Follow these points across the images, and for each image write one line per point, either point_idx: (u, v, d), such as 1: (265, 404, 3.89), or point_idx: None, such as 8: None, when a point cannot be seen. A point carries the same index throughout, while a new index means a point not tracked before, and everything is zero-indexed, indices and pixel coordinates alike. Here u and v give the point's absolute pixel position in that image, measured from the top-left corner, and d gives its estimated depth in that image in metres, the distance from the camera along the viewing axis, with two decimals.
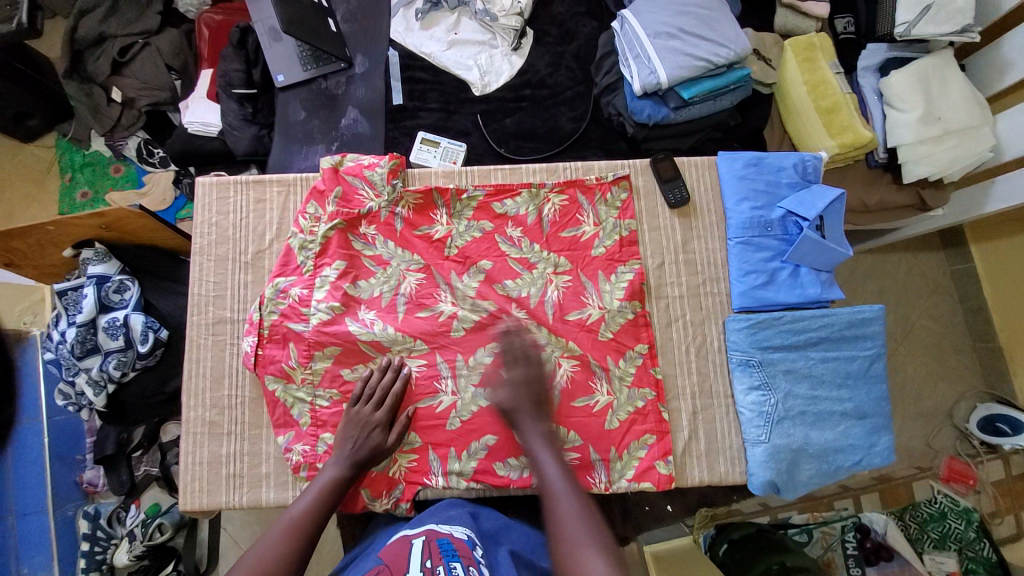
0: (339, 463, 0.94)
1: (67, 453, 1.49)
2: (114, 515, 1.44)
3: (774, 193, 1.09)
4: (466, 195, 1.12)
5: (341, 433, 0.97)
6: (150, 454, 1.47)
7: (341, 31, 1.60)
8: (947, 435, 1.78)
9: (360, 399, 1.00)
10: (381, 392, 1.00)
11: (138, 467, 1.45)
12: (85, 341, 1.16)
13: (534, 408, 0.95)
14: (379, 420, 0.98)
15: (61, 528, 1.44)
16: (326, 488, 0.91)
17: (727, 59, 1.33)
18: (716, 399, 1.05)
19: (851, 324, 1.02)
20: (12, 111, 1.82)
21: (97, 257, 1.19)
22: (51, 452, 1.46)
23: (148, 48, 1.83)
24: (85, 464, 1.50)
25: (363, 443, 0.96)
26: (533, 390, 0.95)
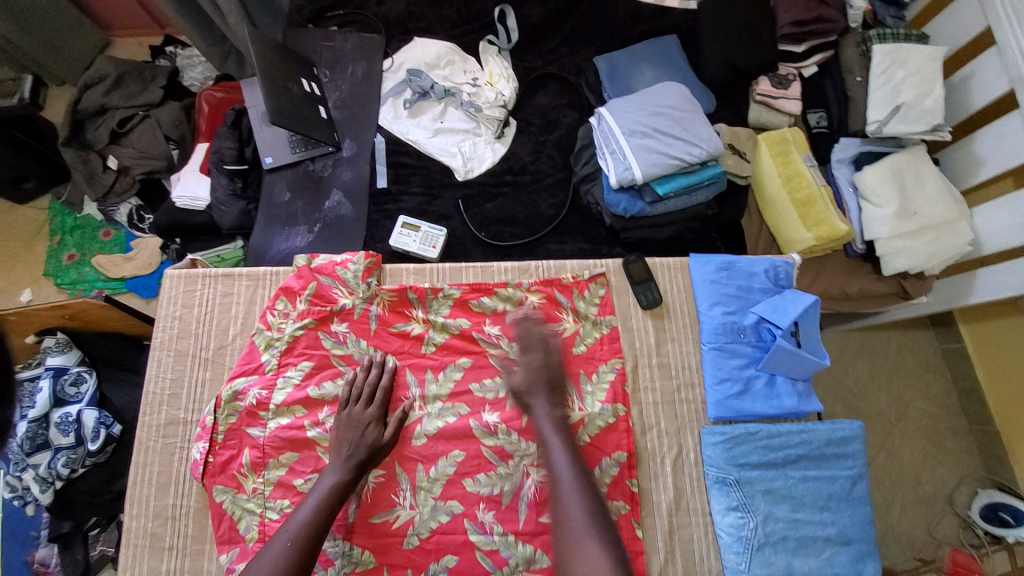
0: (340, 469, 0.93)
1: (20, 530, 1.37)
2: None
3: (748, 298, 1.08)
4: (442, 293, 1.09)
5: (336, 438, 0.97)
6: (109, 532, 1.32)
7: (331, 117, 1.66)
8: (951, 528, 1.68)
9: (349, 401, 1.00)
10: (367, 390, 1.00)
11: (94, 547, 1.29)
12: (36, 437, 1.09)
13: (548, 391, 0.99)
14: (371, 416, 0.97)
15: None
16: (327, 496, 0.91)
17: (699, 158, 1.37)
18: (694, 517, 0.99)
19: (830, 442, 0.99)
20: (8, 174, 1.85)
21: (58, 347, 1.16)
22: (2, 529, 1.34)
23: (147, 120, 1.89)
24: (39, 540, 1.36)
25: (360, 443, 0.95)
26: (548, 375, 1.00)
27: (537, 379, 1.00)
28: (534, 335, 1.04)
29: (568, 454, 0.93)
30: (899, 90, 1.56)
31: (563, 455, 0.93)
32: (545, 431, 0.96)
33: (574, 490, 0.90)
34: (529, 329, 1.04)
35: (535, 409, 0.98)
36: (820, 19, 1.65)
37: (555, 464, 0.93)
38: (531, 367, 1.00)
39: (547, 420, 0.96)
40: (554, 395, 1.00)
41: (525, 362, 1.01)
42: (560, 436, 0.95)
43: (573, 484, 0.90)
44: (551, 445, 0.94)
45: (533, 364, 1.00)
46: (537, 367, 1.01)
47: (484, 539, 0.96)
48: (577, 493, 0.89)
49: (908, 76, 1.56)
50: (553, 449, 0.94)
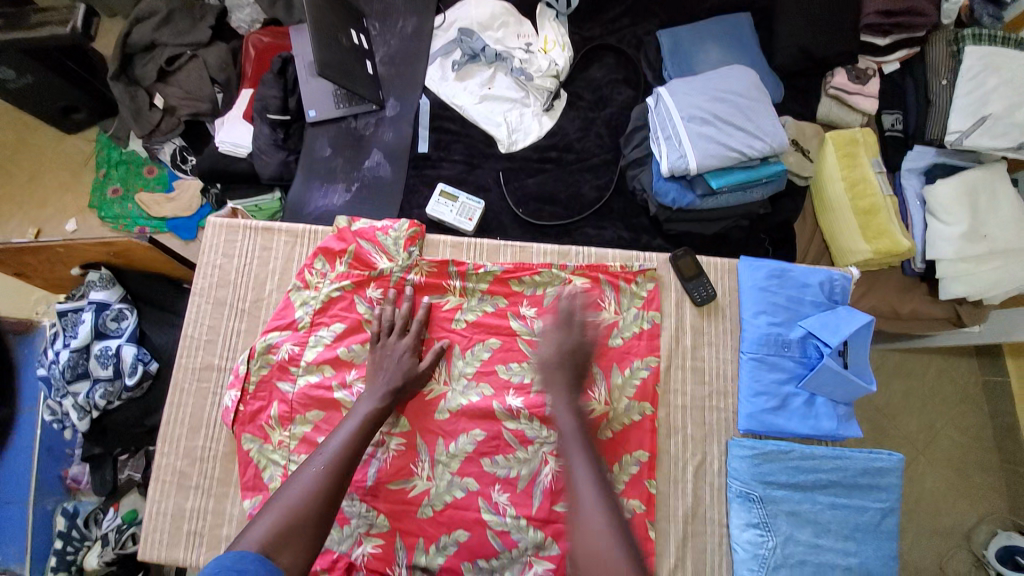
0: (375, 397, 0.94)
1: (57, 447, 1.49)
2: (92, 516, 1.44)
3: (798, 309, 1.02)
4: (482, 269, 1.07)
5: (370, 370, 0.99)
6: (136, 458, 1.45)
7: (377, 73, 1.61)
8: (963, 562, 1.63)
9: (383, 333, 1.02)
10: (400, 321, 1.03)
11: (121, 470, 1.43)
12: (77, 366, 1.14)
13: (572, 379, 0.95)
14: (406, 345, 1.00)
15: (37, 521, 1.42)
16: (365, 420, 0.90)
17: (762, 152, 1.28)
18: (709, 527, 0.97)
19: (865, 471, 0.94)
20: (59, 105, 1.89)
21: (101, 283, 1.17)
22: (42, 442, 1.47)
23: (195, 60, 1.88)
24: (73, 458, 1.50)
25: (395, 372, 0.97)
26: (574, 362, 0.96)
27: (560, 366, 0.95)
28: (575, 316, 1.00)
29: (584, 451, 0.87)
30: (985, 100, 1.42)
31: (580, 447, 0.88)
32: (564, 424, 0.91)
33: (593, 489, 0.83)
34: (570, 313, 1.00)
35: (554, 395, 0.93)
36: (909, 11, 1.49)
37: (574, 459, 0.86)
38: (562, 345, 0.97)
39: (564, 410, 0.91)
40: (572, 391, 0.94)
41: (554, 342, 0.98)
42: (582, 437, 0.89)
43: (592, 483, 0.83)
44: (568, 437, 0.89)
45: (563, 344, 0.97)
46: (568, 349, 0.97)
47: (497, 519, 0.97)
48: (596, 489, 0.83)
49: (1001, 84, 1.42)
50: (573, 446, 0.88)
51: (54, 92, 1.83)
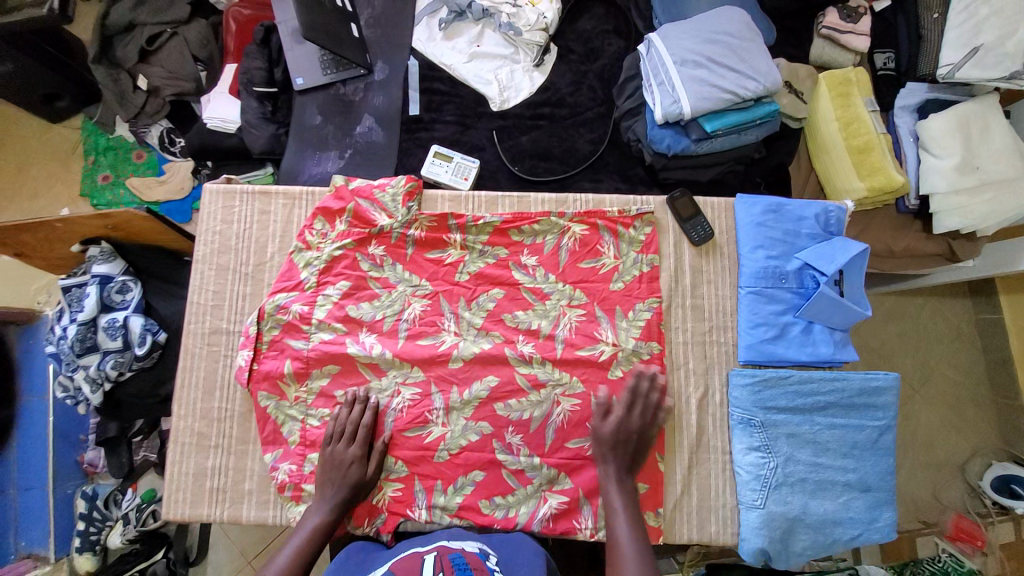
0: (323, 508, 0.94)
1: (71, 433, 1.55)
2: (111, 498, 1.50)
3: (794, 242, 1.04)
4: (482, 221, 1.08)
5: (320, 478, 0.97)
6: (150, 440, 1.54)
7: (363, 36, 1.58)
8: (956, 491, 1.69)
9: (333, 437, 0.99)
10: (350, 427, 0.99)
11: (137, 452, 1.52)
12: (85, 339, 1.15)
13: (629, 457, 0.96)
14: (354, 455, 0.97)
15: (59, 505, 1.50)
16: (310, 537, 0.92)
17: (756, 93, 1.28)
18: (714, 454, 1.01)
19: (863, 392, 0.97)
20: (41, 92, 1.83)
21: (102, 256, 1.18)
22: (56, 430, 1.52)
23: (176, 38, 1.83)
24: (87, 444, 1.57)
25: (343, 483, 0.96)
26: (637, 442, 0.96)
27: (617, 448, 0.96)
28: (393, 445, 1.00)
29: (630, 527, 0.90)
30: (978, 30, 1.39)
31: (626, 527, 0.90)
32: (611, 499, 0.94)
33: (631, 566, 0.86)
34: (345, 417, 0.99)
35: (608, 474, 0.95)
36: None
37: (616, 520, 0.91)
38: (625, 425, 0.97)
39: (615, 487, 0.94)
40: (632, 466, 0.96)
41: (614, 420, 0.97)
42: (626, 507, 0.93)
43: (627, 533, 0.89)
44: (613, 508, 0.92)
45: (626, 425, 0.97)
46: (631, 429, 0.97)
47: (511, 458, 1.01)
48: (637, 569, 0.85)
49: (992, 15, 1.39)
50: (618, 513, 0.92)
51: (34, 80, 1.78)
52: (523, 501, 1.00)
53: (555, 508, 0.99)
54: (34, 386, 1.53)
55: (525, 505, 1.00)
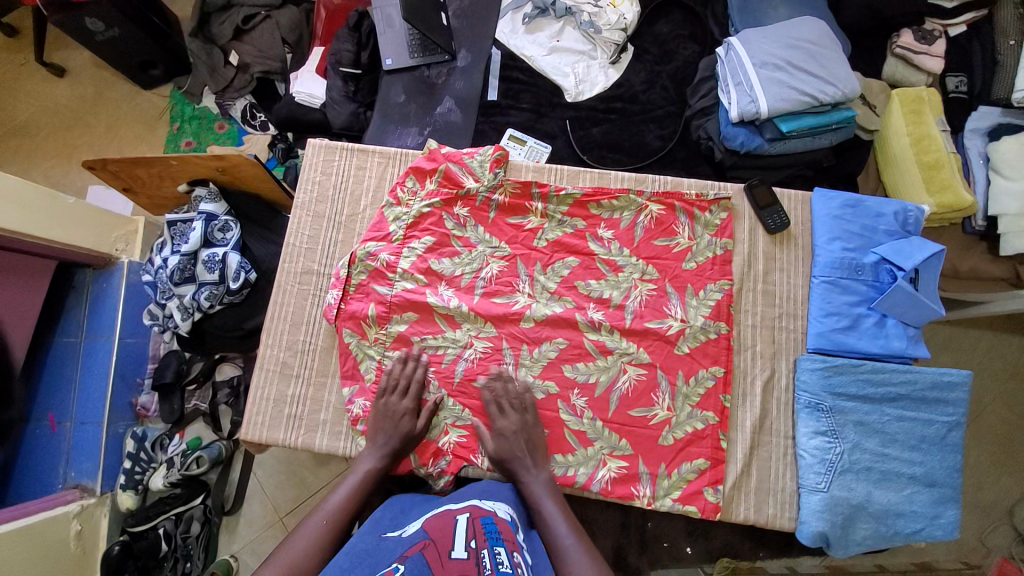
0: (376, 455, 0.99)
1: (130, 375, 1.60)
2: (158, 441, 1.60)
3: (871, 237, 1.06)
4: (564, 192, 1.13)
5: (373, 427, 1.01)
6: (202, 390, 1.65)
7: (450, 25, 1.68)
8: (1003, 535, 1.55)
9: (386, 391, 1.03)
10: (404, 381, 1.04)
11: (189, 400, 1.64)
12: (185, 270, 1.25)
13: (531, 456, 0.98)
14: (407, 408, 1.02)
15: (110, 442, 1.53)
16: (364, 478, 0.97)
17: (834, 98, 1.31)
18: (776, 437, 1.02)
19: (934, 386, 0.98)
20: (139, 59, 1.94)
21: (210, 196, 1.31)
22: (117, 371, 1.55)
23: (269, 20, 1.94)
24: (143, 388, 1.63)
25: (393, 433, 1.00)
26: (527, 438, 1.00)
27: (513, 446, 0.98)
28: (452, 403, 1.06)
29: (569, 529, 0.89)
30: None
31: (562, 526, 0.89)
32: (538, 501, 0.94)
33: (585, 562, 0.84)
34: (399, 372, 1.05)
35: (526, 478, 0.96)
36: None
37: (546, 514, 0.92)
38: (507, 430, 0.99)
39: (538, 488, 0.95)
40: (545, 465, 0.99)
41: (496, 428, 1.00)
42: (562, 507, 0.93)
43: (560, 518, 0.91)
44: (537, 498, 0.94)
45: (510, 429, 0.99)
46: (514, 429, 1.00)
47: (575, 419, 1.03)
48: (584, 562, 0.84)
49: None
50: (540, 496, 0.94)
51: (135, 47, 1.88)
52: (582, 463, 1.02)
53: (615, 472, 1.01)
54: (97, 327, 1.55)
55: (584, 467, 1.02)
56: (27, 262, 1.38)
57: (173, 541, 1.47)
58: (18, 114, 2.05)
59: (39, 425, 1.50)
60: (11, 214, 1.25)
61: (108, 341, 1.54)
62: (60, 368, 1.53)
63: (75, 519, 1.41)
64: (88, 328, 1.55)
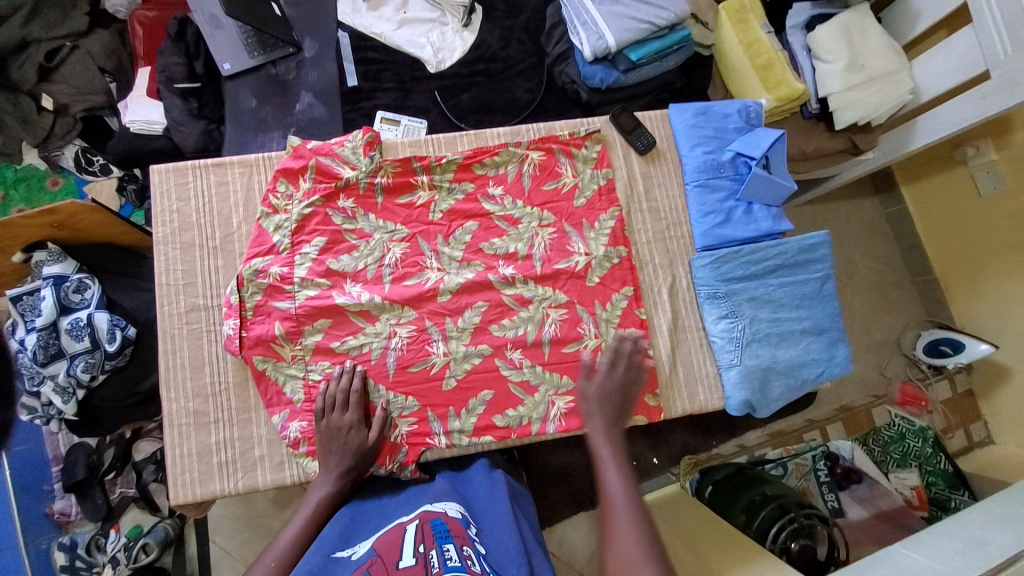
0: (328, 480, 0.96)
1: (33, 485, 1.41)
2: (92, 543, 1.40)
3: (724, 137, 1.17)
4: (445, 160, 1.12)
5: (320, 449, 0.99)
6: (125, 475, 1.45)
7: (286, 15, 1.55)
8: (899, 365, 1.85)
9: (326, 410, 1.00)
10: (343, 396, 1.01)
11: (114, 489, 1.43)
12: (48, 346, 1.11)
13: (615, 408, 0.98)
14: (351, 421, 0.99)
15: (35, 562, 1.37)
16: (320, 507, 0.93)
17: (669, 21, 1.40)
18: (691, 332, 1.13)
19: (802, 250, 1.12)
20: None
21: (52, 258, 1.15)
22: (17, 484, 1.38)
23: (77, 52, 1.66)
24: (54, 493, 1.43)
25: (344, 450, 0.98)
26: (624, 390, 1.01)
27: (603, 400, 0.99)
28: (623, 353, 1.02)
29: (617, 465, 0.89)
30: None
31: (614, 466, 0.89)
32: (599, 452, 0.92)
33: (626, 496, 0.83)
34: (332, 390, 1.01)
35: (591, 424, 0.96)
36: None
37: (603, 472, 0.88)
38: (607, 382, 1.00)
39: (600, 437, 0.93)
40: (618, 415, 0.98)
41: (606, 374, 1.01)
42: (615, 449, 0.93)
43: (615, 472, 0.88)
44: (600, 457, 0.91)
45: (609, 380, 1.00)
46: (615, 383, 1.01)
47: (515, 371, 1.07)
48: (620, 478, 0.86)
49: None
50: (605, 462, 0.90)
51: None
52: (533, 409, 1.07)
53: (564, 409, 1.07)
54: None
55: (536, 413, 1.06)
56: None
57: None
58: None
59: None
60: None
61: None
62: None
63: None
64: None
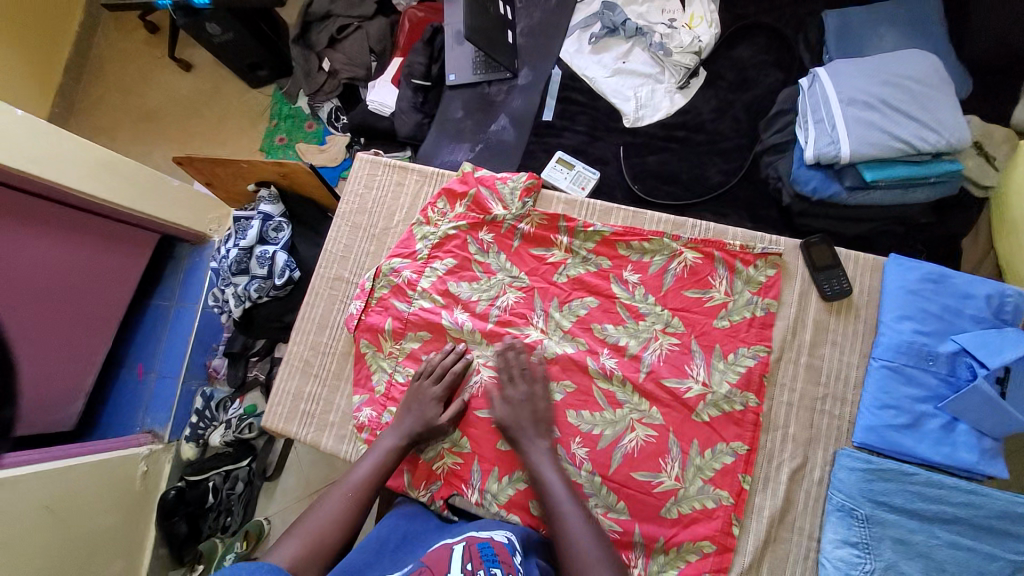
0: (398, 434, 0.99)
1: (207, 339, 1.71)
2: (221, 403, 1.66)
3: (953, 322, 0.89)
4: (592, 229, 1.07)
5: (401, 406, 1.03)
6: (263, 362, 1.69)
7: (516, 43, 1.66)
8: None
9: (422, 375, 1.05)
10: (440, 370, 1.04)
11: (252, 369, 1.69)
12: (241, 263, 1.40)
13: (535, 425, 0.95)
14: (436, 395, 1.02)
15: (183, 397, 1.65)
16: (386, 456, 0.97)
17: (935, 147, 1.12)
18: (796, 536, 0.89)
19: (1009, 517, 0.79)
20: (247, 62, 2.05)
21: (270, 198, 1.47)
22: (197, 335, 1.67)
23: (360, 31, 2.01)
24: (216, 351, 1.73)
25: (420, 416, 1.00)
26: (535, 410, 0.96)
27: (519, 416, 0.96)
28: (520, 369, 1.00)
29: (575, 501, 0.85)
30: None
31: (569, 499, 0.86)
32: (547, 477, 0.89)
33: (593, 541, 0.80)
34: (434, 361, 1.06)
35: (525, 443, 0.93)
36: None
37: (552, 487, 0.87)
38: (514, 397, 0.98)
39: (543, 459, 0.91)
40: (546, 432, 0.95)
41: (506, 395, 0.98)
42: (564, 478, 0.89)
43: (568, 497, 0.86)
44: (552, 488, 0.87)
45: (519, 398, 0.97)
46: (518, 400, 0.97)
47: (572, 470, 0.95)
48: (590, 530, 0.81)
49: None
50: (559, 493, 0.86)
51: (243, 51, 1.99)
52: None
53: (606, 534, 0.92)
54: (187, 293, 1.70)
55: None
56: (124, 231, 1.50)
57: (219, 496, 1.55)
58: (148, 102, 2.23)
59: (129, 371, 1.66)
60: (112, 185, 1.38)
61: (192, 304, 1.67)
62: (151, 326, 1.69)
63: (142, 461, 1.52)
64: (179, 295, 1.70)
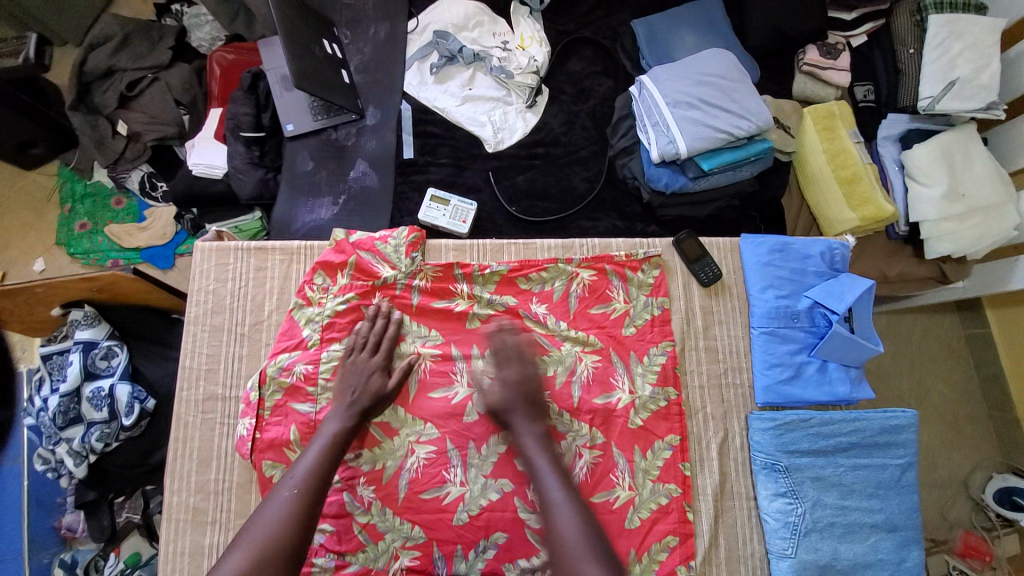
0: (341, 415, 0.93)
1: (46, 499, 1.33)
2: (91, 565, 1.24)
3: (802, 281, 1.05)
4: (489, 270, 1.06)
5: (339, 388, 0.96)
6: (133, 499, 1.26)
7: (354, 82, 1.57)
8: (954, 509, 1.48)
9: (355, 348, 1.00)
10: (375, 338, 1.00)
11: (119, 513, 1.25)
12: (68, 411, 1.12)
13: (528, 407, 0.95)
14: (376, 364, 0.98)
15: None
16: (332, 441, 0.91)
17: (748, 131, 1.31)
18: (738, 501, 0.99)
19: (884, 430, 0.99)
20: (15, 140, 1.61)
21: (86, 320, 1.17)
22: (29, 498, 1.32)
23: (157, 83, 1.67)
24: (65, 507, 1.33)
25: (363, 390, 0.95)
26: (527, 391, 0.95)
27: (514, 399, 0.94)
28: (512, 349, 0.98)
29: (558, 476, 0.88)
30: (953, 64, 1.40)
31: (552, 474, 0.89)
32: (534, 457, 0.91)
33: (569, 512, 0.85)
34: (360, 334, 1.01)
35: (517, 428, 0.93)
36: None
37: (538, 467, 0.90)
38: (506, 382, 0.95)
39: (539, 455, 0.90)
40: (538, 415, 0.95)
41: (500, 377, 0.96)
42: (553, 463, 0.90)
43: (555, 480, 0.88)
44: (540, 470, 0.89)
45: (509, 379, 0.96)
46: (511, 381, 0.96)
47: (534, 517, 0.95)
48: (572, 510, 0.85)
49: (965, 49, 1.40)
50: (544, 473, 0.89)
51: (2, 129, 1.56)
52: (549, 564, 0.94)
53: None
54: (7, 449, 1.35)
55: None
56: None
57: None
58: None
59: None
60: None
61: (16, 461, 1.34)
62: None
63: None
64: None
